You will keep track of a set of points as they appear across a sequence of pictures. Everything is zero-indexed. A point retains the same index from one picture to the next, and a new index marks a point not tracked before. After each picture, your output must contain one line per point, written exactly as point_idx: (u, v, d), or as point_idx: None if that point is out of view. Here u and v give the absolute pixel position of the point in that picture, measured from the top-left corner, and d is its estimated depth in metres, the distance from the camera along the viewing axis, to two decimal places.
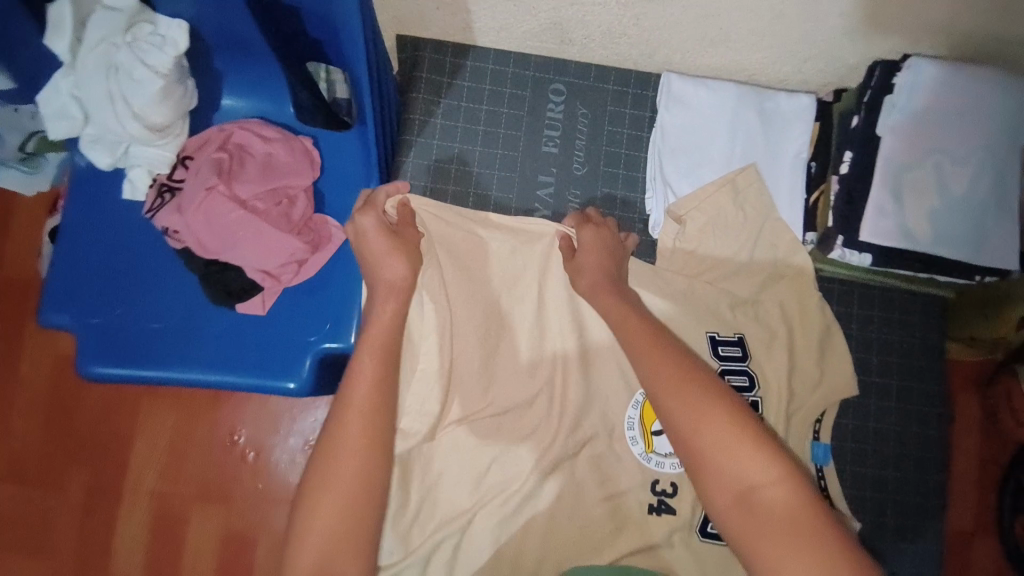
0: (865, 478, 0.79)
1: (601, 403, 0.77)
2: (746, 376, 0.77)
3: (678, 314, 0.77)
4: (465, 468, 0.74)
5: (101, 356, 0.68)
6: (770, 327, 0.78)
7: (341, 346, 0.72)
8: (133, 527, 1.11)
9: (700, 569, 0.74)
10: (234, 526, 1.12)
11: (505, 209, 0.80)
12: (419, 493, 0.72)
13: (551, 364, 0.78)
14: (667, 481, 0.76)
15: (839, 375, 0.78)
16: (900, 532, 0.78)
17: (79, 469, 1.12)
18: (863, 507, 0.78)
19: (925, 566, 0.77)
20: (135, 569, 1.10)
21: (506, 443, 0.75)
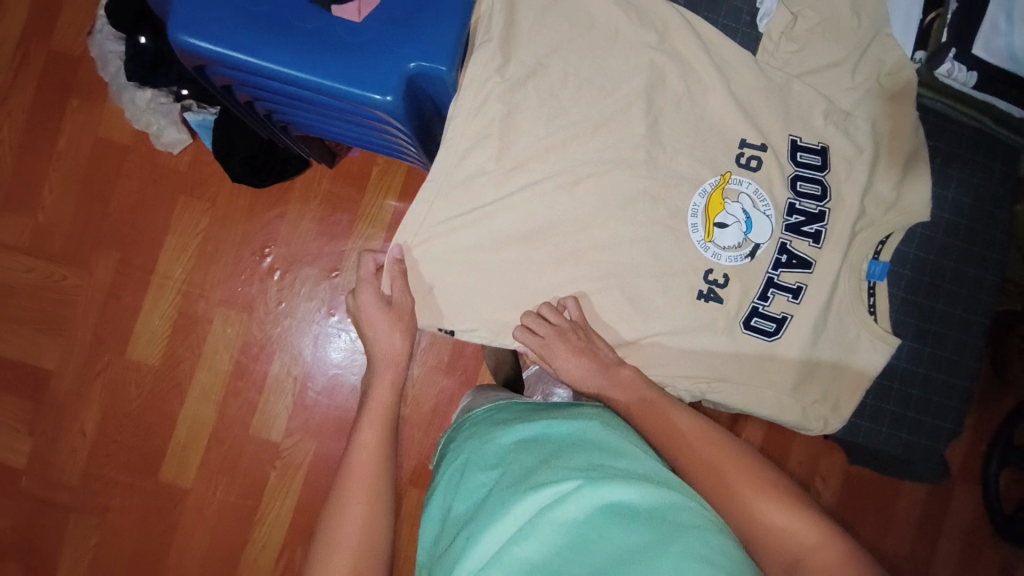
0: (917, 308, 0.80)
1: (666, 187, 0.75)
2: (818, 185, 0.77)
3: (766, 109, 0.76)
4: (520, 225, 0.73)
5: (192, 28, 0.67)
6: (856, 144, 0.77)
7: (433, 68, 0.69)
8: (159, 315, 1.33)
9: (735, 358, 0.76)
10: (249, 332, 1.33)
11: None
12: (477, 243, 0.73)
13: (625, 139, 0.74)
14: (720, 272, 0.75)
15: (914, 201, 0.77)
16: (936, 362, 0.80)
17: (105, 253, 1.32)
18: (907, 333, 0.80)
19: (952, 398, 0.80)
20: (156, 349, 1.32)
21: (566, 212, 0.74)
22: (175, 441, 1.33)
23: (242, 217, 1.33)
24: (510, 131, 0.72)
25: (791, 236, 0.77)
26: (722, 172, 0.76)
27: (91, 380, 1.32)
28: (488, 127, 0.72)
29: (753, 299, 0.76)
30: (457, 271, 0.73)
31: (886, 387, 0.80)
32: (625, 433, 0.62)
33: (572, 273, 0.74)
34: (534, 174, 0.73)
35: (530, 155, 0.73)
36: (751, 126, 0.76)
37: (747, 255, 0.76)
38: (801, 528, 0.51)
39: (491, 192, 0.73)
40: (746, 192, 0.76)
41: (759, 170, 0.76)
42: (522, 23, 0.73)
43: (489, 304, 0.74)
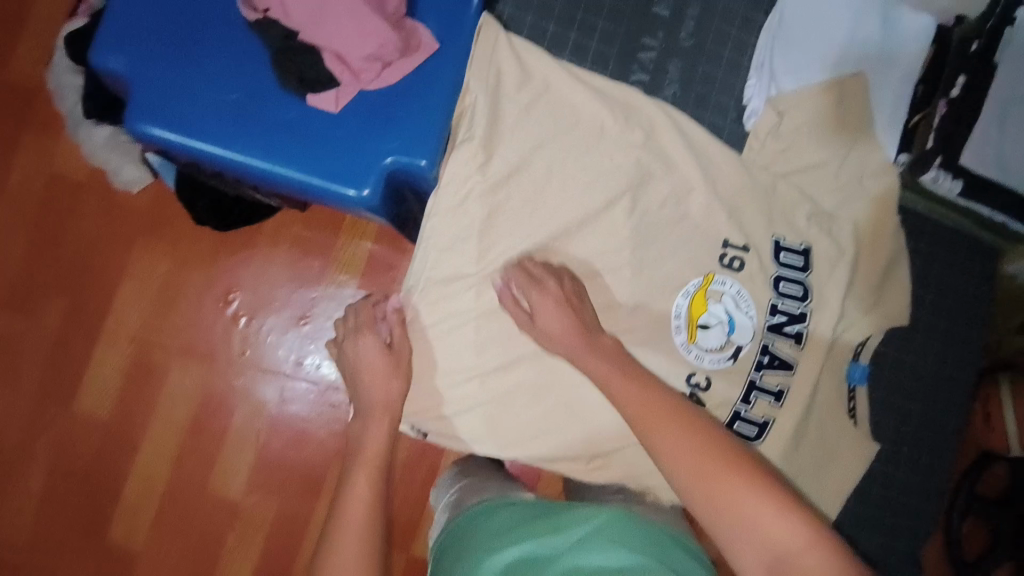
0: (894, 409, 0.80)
1: (651, 281, 0.73)
2: (800, 286, 0.76)
3: (751, 208, 0.75)
4: (501, 327, 0.71)
5: (156, 118, 0.62)
6: (839, 245, 0.76)
7: (415, 163, 0.66)
8: (112, 364, 1.23)
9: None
10: (210, 383, 1.24)
11: (601, 67, 0.73)
12: (456, 347, 0.71)
13: (610, 234, 0.72)
14: (702, 375, 0.74)
15: (894, 304, 0.77)
16: (914, 467, 0.80)
17: (56, 297, 1.23)
18: (883, 436, 0.80)
19: (930, 500, 0.80)
20: (108, 401, 1.23)
21: None
22: (127, 497, 1.23)
23: (205, 262, 1.25)
24: (493, 228, 0.70)
25: (774, 338, 0.75)
26: (705, 271, 0.74)
27: (37, 432, 1.22)
28: (472, 227, 0.70)
29: (735, 402, 0.74)
30: (446, 262, 0.70)
31: (864, 489, 0.79)
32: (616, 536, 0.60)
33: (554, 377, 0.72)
34: (518, 275, 0.71)
35: (507, 261, 0.70)
36: (736, 226, 0.74)
37: (731, 357, 0.74)
38: (793, 531, 0.51)
39: (467, 296, 0.70)
40: (728, 293, 0.74)
41: (740, 270, 0.75)
42: (504, 116, 0.70)
43: (465, 409, 0.71)
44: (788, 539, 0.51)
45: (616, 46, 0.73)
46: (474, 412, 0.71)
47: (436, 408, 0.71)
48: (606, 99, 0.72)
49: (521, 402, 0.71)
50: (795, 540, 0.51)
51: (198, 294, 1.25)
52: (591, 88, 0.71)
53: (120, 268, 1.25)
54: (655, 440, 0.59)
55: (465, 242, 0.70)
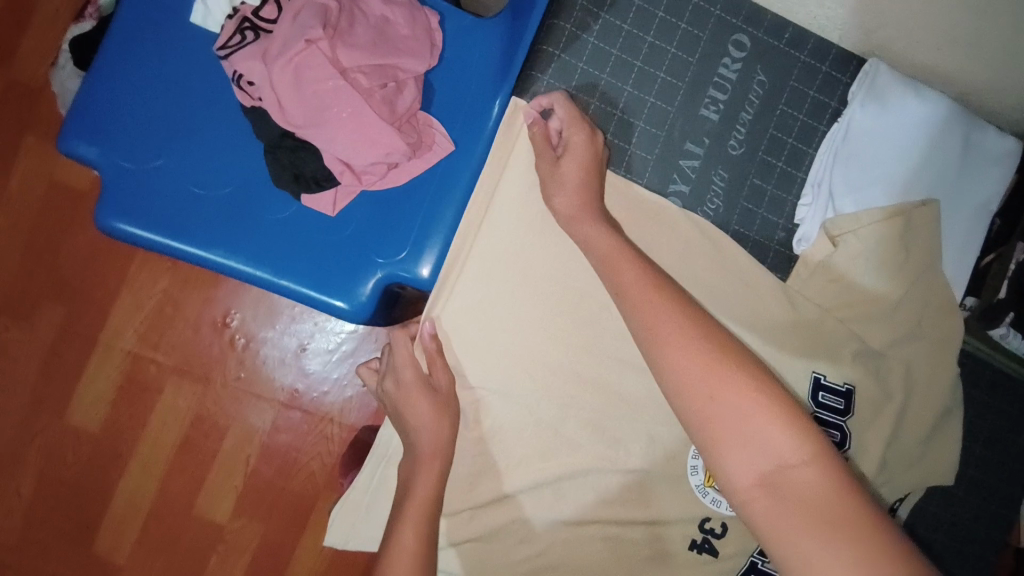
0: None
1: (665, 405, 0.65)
2: (837, 431, 0.67)
3: (788, 343, 0.66)
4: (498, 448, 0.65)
5: (129, 215, 0.55)
6: (885, 389, 0.68)
7: (414, 277, 0.59)
8: (103, 380, 1.14)
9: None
10: (206, 407, 1.15)
11: (635, 172, 0.66)
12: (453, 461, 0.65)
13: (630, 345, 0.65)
14: (718, 521, 0.65)
15: (939, 461, 0.68)
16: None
17: (52, 307, 1.14)
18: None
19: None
20: (96, 416, 1.14)
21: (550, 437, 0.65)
22: (110, 516, 1.14)
23: (208, 281, 1.19)
24: (504, 344, 0.65)
25: None
26: None
27: (22, 443, 1.14)
28: (487, 337, 0.65)
29: (752, 553, 0.65)
30: (485, 314, 0.64)
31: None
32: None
33: (546, 511, 0.65)
34: (523, 390, 0.65)
35: (519, 379, 0.65)
36: (774, 360, 0.66)
37: None
38: (792, 443, 0.44)
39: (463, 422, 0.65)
40: None
41: None
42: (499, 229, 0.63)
43: (455, 537, 0.65)
44: (793, 470, 0.43)
45: (656, 149, 0.66)
46: (463, 541, 0.65)
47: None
48: (634, 216, 0.65)
49: (514, 536, 0.65)
50: (791, 452, 0.44)
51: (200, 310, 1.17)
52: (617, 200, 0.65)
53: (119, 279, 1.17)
54: (648, 324, 0.52)
55: (469, 358, 0.65)
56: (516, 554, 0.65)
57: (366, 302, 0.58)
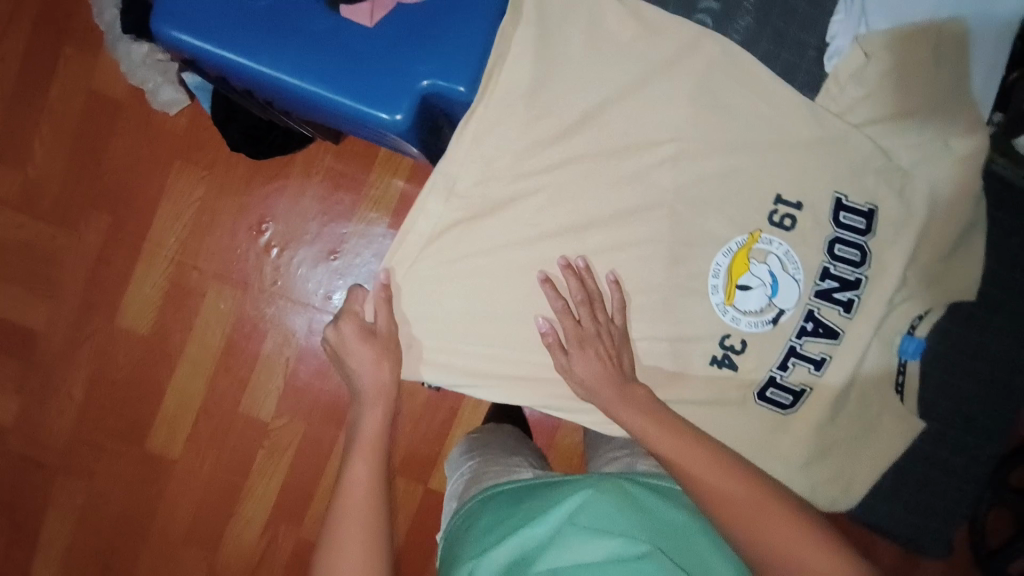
0: (963, 396, 0.75)
1: (688, 233, 0.69)
2: (858, 250, 0.70)
3: (811, 164, 0.69)
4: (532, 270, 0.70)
5: (186, 24, 0.60)
6: (909, 208, 0.70)
7: (451, 87, 0.62)
8: (149, 284, 1.19)
9: (745, 430, 0.72)
10: (245, 311, 1.20)
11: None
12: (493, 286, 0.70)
13: (658, 166, 0.68)
14: (738, 338, 0.71)
15: (961, 277, 0.72)
16: (976, 454, 0.76)
17: (97, 215, 1.18)
18: (948, 422, 0.75)
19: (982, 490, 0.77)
20: (146, 319, 1.20)
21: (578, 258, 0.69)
22: (162, 412, 1.22)
23: (241, 188, 1.18)
24: (541, 167, 0.68)
25: (822, 305, 0.71)
26: (752, 231, 0.69)
27: (77, 345, 1.20)
28: (525, 161, 0.68)
29: (771, 368, 0.71)
30: (519, 134, 0.67)
31: (922, 474, 0.76)
32: (615, 517, 0.65)
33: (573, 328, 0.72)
34: (563, 210, 0.69)
35: (553, 200, 0.69)
36: (796, 180, 0.69)
37: (770, 321, 0.70)
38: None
39: (504, 247, 0.70)
40: (775, 253, 0.70)
41: (791, 230, 0.70)
42: (483, 236, 0.69)
43: (498, 352, 0.72)
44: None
45: None
46: (501, 354, 0.72)
47: (463, 350, 0.71)
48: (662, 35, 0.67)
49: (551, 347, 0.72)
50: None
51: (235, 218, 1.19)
52: (642, 19, 0.66)
53: (158, 187, 1.18)
54: (705, 492, 0.62)
55: (507, 178, 0.68)
56: (552, 364, 0.72)
57: (405, 111, 0.61)
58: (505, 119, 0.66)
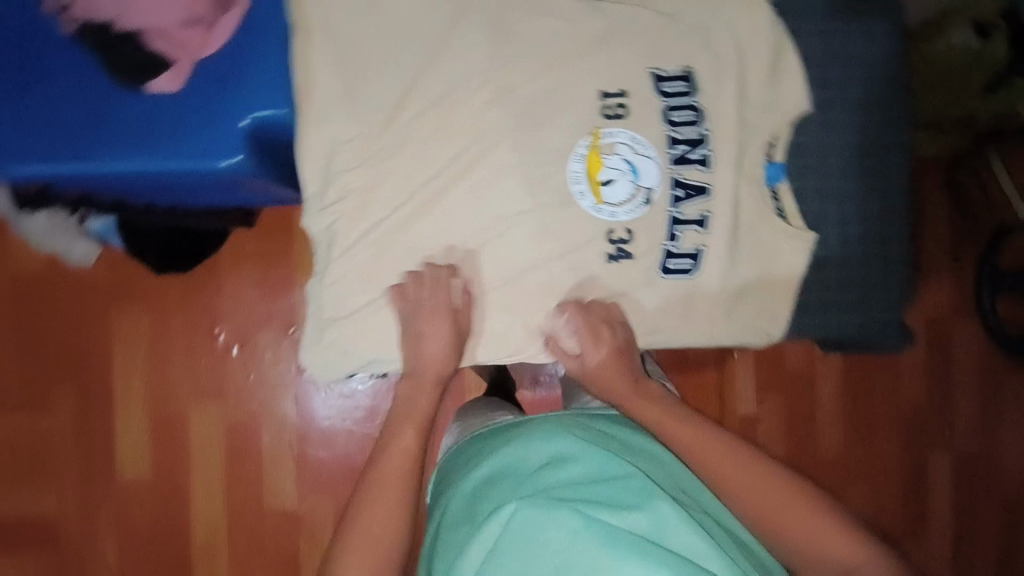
0: (851, 194, 0.78)
1: (535, 158, 0.73)
2: (692, 111, 0.76)
3: (616, 53, 0.74)
4: (413, 248, 0.73)
5: (19, 153, 0.66)
6: (717, 55, 0.76)
7: (272, 115, 0.69)
8: (136, 429, 1.21)
9: (662, 306, 0.78)
10: (234, 415, 1.22)
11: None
12: (390, 275, 0.74)
13: (485, 110, 0.73)
14: (622, 229, 0.75)
15: (791, 93, 0.77)
16: (885, 240, 0.79)
17: (63, 385, 1.20)
18: (847, 223, 0.78)
19: (907, 268, 0.81)
20: (145, 464, 1.22)
21: (448, 220, 0.73)
22: (196, 545, 1.23)
23: (185, 307, 1.21)
24: (380, 155, 0.71)
25: (682, 170, 0.75)
26: (592, 130, 0.74)
27: (91, 515, 1.21)
28: (369, 155, 0.71)
29: (662, 242, 0.75)
30: (349, 135, 0.71)
31: (846, 279, 0.79)
32: (596, 447, 0.70)
33: (475, 287, 0.75)
34: (416, 175, 0.72)
35: (408, 179, 0.72)
36: (613, 72, 0.74)
37: (644, 202, 0.75)
38: (843, 546, 0.59)
39: (376, 239, 0.72)
40: (622, 142, 0.74)
41: (626, 117, 0.74)
42: (356, 228, 0.72)
43: (418, 336, 0.74)
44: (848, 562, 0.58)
45: None
46: (422, 334, 0.75)
47: (388, 342, 0.75)
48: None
49: (465, 310, 0.74)
50: (846, 556, 0.59)
51: (189, 337, 1.22)
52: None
53: (109, 335, 1.21)
54: (715, 477, 0.66)
55: (353, 175, 0.71)
56: (470, 325, 0.76)
57: (240, 150, 0.68)
58: (331, 126, 0.70)
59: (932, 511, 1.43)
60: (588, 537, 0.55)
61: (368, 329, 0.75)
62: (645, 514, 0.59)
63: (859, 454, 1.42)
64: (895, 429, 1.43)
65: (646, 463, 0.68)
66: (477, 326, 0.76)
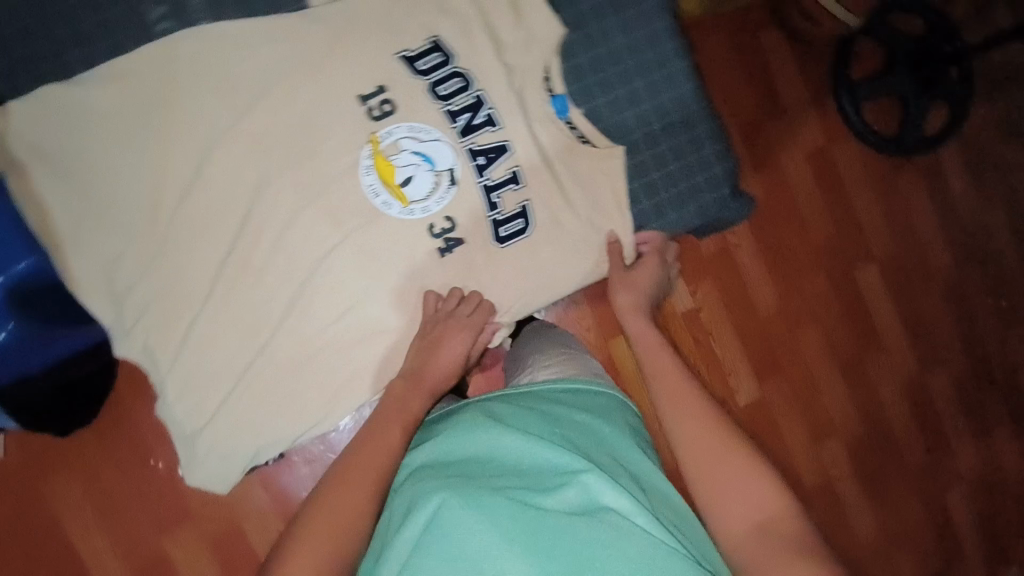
0: (639, 94, 0.77)
1: (321, 190, 0.68)
2: (457, 78, 0.72)
3: (353, 50, 0.68)
4: (240, 332, 0.68)
5: None
6: (456, 15, 0.73)
7: (15, 272, 0.65)
8: None
9: (520, 272, 0.75)
10: (220, 535, 1.03)
11: (113, 38, 0.64)
12: (231, 372, 0.68)
13: (242, 163, 0.66)
14: (442, 220, 0.71)
15: (543, 24, 0.75)
16: (689, 123, 0.78)
17: None
18: (647, 122, 0.78)
19: (722, 140, 0.80)
20: None
21: (262, 287, 0.68)
22: None
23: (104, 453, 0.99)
24: (160, 260, 0.66)
25: (474, 137, 0.72)
26: (369, 136, 0.69)
27: None
28: (150, 265, 0.66)
29: (486, 216, 0.72)
30: (120, 255, 0.65)
31: (668, 174, 0.79)
32: (530, 420, 0.71)
33: (322, 341, 0.69)
34: (204, 258, 0.66)
35: (203, 268, 0.66)
36: (361, 69, 0.68)
37: (451, 185, 0.71)
38: (766, 504, 0.59)
39: (198, 341, 0.67)
40: (402, 137, 0.70)
41: (397, 111, 0.70)
42: (173, 341, 0.67)
43: (288, 407, 0.70)
44: (768, 518, 0.58)
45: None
46: (291, 404, 0.70)
47: (258, 432, 0.70)
48: (137, 70, 0.64)
49: (324, 364, 0.70)
50: (766, 512, 0.59)
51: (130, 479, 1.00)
52: (120, 80, 0.63)
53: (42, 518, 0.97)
54: (675, 413, 0.68)
55: (143, 293, 0.66)
56: (332, 376, 0.71)
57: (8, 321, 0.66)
58: (97, 255, 0.65)
59: (875, 318, 1.52)
60: (526, 529, 0.56)
61: (235, 429, 0.70)
62: (572, 489, 0.61)
63: (793, 301, 1.46)
64: (816, 260, 1.46)
65: (581, 434, 0.70)
66: (340, 378, 0.71)
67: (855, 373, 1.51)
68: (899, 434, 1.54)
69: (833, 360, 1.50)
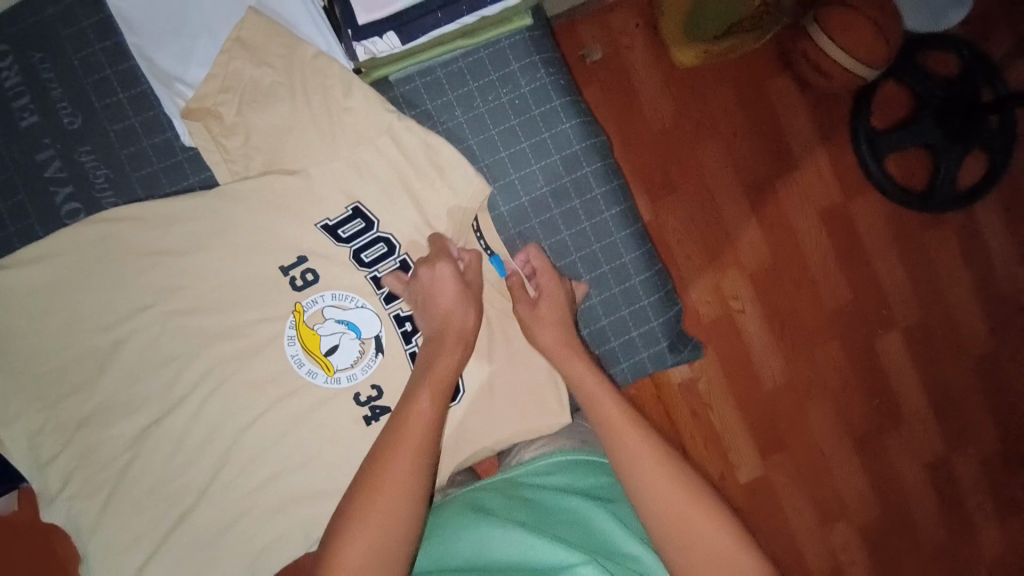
0: (567, 244, 0.73)
1: (237, 367, 0.68)
2: (383, 243, 0.70)
3: (270, 226, 0.67)
4: (154, 500, 0.68)
5: None
6: (377, 183, 0.69)
7: None
8: None
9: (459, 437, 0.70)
10: None
11: (23, 220, 0.67)
12: (146, 546, 0.68)
13: (151, 338, 0.67)
14: (367, 388, 0.69)
15: (468, 186, 0.69)
16: (623, 273, 0.73)
17: None
18: (576, 273, 0.73)
19: (660, 290, 0.74)
20: None
21: (178, 460, 0.68)
22: None
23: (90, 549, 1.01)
24: (76, 433, 0.67)
25: (400, 303, 0.70)
26: (294, 307, 0.68)
27: None
28: (70, 436, 0.67)
29: None
30: (41, 431, 0.67)
31: (598, 329, 0.73)
32: (519, 512, 0.63)
33: (235, 514, 0.68)
34: (114, 429, 0.67)
35: (119, 438, 0.68)
36: (279, 244, 0.68)
37: (377, 352, 0.70)
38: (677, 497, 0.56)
39: (117, 514, 0.68)
40: (327, 305, 0.69)
41: (321, 279, 0.69)
42: (87, 511, 0.68)
43: None
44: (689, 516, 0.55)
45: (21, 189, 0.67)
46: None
47: None
48: (54, 251, 0.65)
49: (241, 536, 0.68)
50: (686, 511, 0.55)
51: None
52: (34, 267, 0.65)
53: None
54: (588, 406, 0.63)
55: (59, 467, 0.68)
56: (246, 546, 0.68)
57: None
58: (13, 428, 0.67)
59: (898, 395, 1.31)
60: None
61: None
62: None
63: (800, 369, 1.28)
64: (827, 328, 1.27)
65: (574, 509, 0.63)
66: (254, 551, 0.68)
67: (872, 453, 1.31)
68: (924, 526, 1.33)
69: (848, 442, 1.30)
